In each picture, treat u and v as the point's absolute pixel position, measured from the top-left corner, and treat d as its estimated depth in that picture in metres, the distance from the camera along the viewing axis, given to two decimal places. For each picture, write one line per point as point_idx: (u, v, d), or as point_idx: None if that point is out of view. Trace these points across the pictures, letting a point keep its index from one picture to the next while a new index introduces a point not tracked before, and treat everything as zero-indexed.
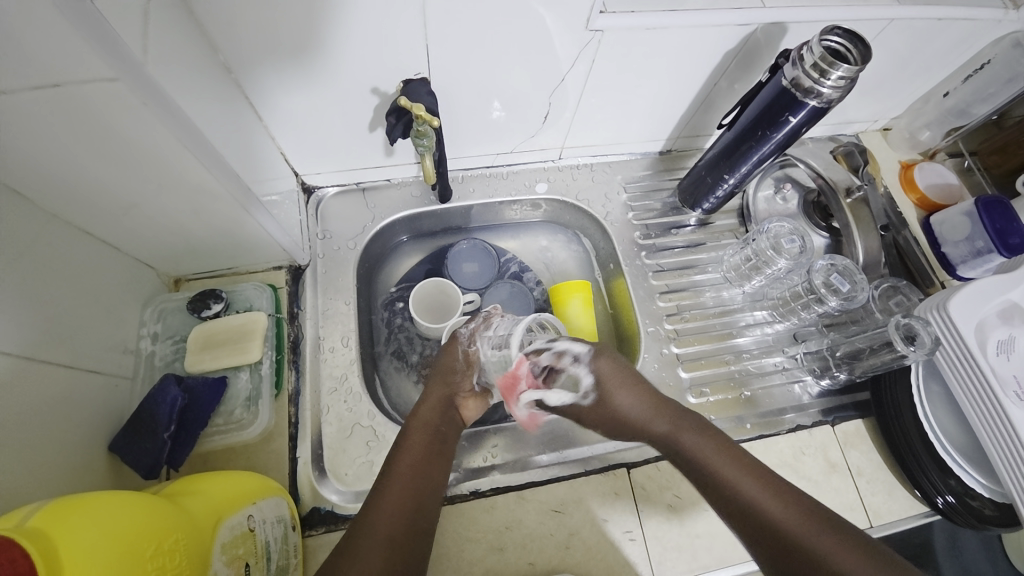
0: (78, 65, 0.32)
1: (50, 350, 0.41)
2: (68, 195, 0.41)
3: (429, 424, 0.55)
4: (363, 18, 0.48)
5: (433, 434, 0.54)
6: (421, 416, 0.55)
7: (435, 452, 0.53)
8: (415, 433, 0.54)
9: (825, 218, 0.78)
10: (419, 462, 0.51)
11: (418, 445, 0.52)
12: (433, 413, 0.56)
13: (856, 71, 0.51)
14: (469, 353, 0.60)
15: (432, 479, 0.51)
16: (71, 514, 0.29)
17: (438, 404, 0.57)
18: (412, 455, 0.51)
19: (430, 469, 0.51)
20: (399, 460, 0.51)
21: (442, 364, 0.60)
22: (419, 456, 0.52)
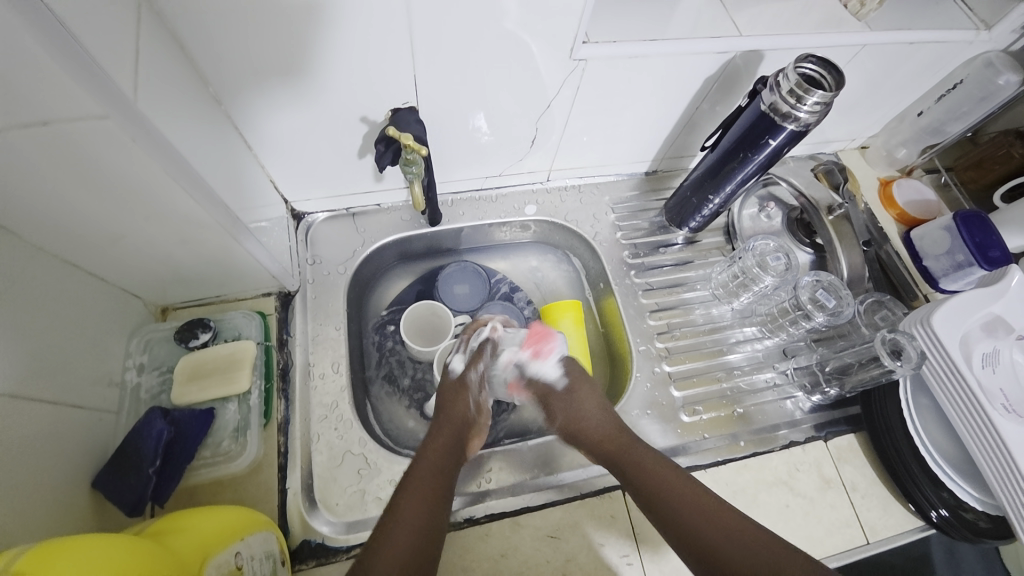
0: (67, 103, 0.32)
1: (34, 386, 0.40)
2: (55, 228, 0.41)
3: (439, 458, 0.54)
4: (352, 49, 0.49)
5: (443, 475, 0.53)
6: (430, 457, 0.54)
7: (442, 493, 0.51)
8: (423, 472, 0.52)
9: (808, 235, 0.80)
10: (426, 503, 0.49)
11: (427, 485, 0.51)
12: (443, 454, 0.55)
13: (831, 96, 0.53)
14: (479, 402, 0.61)
15: (439, 512, 0.50)
16: (50, 560, 0.28)
17: (446, 445, 0.56)
18: (420, 495, 0.50)
19: (436, 510, 0.49)
20: (408, 493, 0.50)
21: (454, 404, 0.60)
22: (427, 496, 0.50)
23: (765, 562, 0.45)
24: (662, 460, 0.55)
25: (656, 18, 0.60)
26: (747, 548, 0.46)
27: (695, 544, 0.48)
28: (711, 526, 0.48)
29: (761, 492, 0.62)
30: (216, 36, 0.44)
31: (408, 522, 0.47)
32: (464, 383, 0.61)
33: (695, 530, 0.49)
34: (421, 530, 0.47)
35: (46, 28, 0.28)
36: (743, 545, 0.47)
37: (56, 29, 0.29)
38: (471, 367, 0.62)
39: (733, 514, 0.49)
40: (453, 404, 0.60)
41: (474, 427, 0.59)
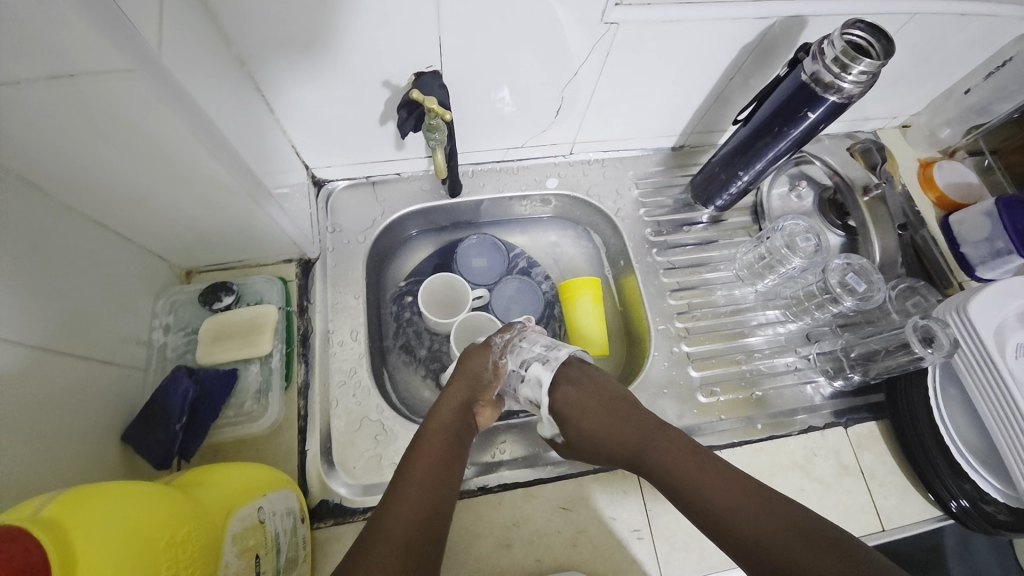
0: (95, 56, 0.32)
1: (65, 340, 0.41)
2: (81, 186, 0.41)
3: (447, 426, 0.54)
4: (374, 8, 0.47)
5: (452, 437, 0.53)
6: (439, 418, 0.54)
7: (452, 453, 0.52)
8: (431, 434, 0.53)
9: (841, 216, 0.76)
10: (436, 463, 0.50)
11: (435, 447, 0.52)
12: (455, 415, 0.55)
13: (879, 66, 0.50)
14: (498, 364, 0.59)
15: (445, 480, 0.49)
16: (87, 505, 0.29)
17: (456, 406, 0.56)
18: (430, 457, 0.50)
19: (448, 469, 0.50)
20: (416, 460, 0.50)
21: (468, 367, 0.58)
22: (436, 456, 0.51)
23: (810, 553, 0.42)
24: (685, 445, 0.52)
25: None
26: (776, 531, 0.44)
27: (721, 531, 0.47)
28: (735, 505, 0.47)
29: (776, 475, 0.62)
30: None
31: (417, 482, 0.48)
32: (486, 346, 0.59)
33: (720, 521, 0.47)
34: (431, 486, 0.48)
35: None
36: (770, 533, 0.44)
37: None
38: (499, 333, 0.60)
39: (774, 501, 0.47)
40: (467, 365, 0.58)
41: (486, 390, 0.58)
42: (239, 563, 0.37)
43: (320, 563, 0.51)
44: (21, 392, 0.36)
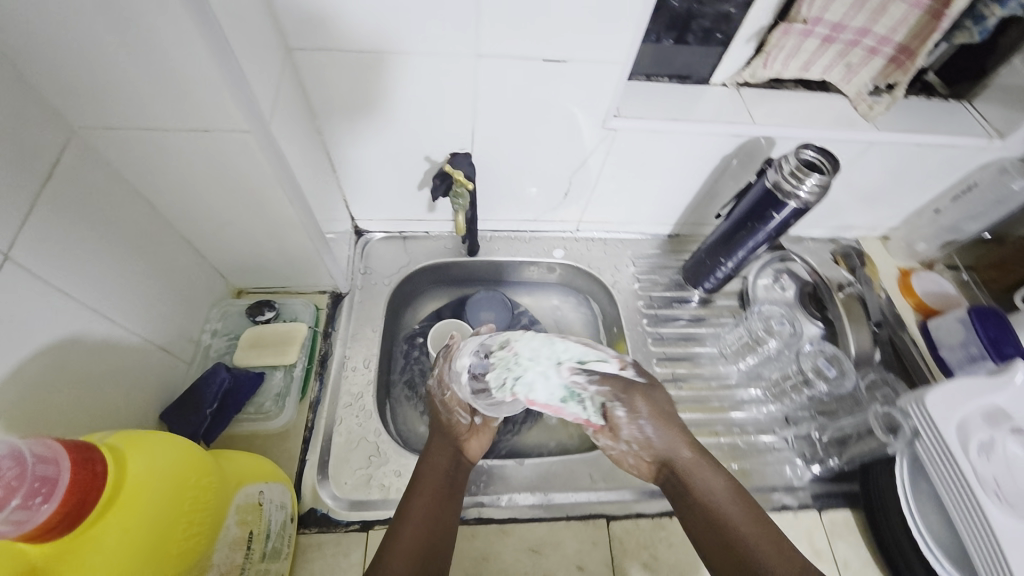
0: (227, 122, 0.44)
1: (141, 326, 0.51)
2: (181, 208, 0.53)
3: (438, 467, 0.57)
4: (426, 104, 0.61)
5: (443, 479, 0.56)
6: (430, 464, 0.57)
7: (447, 492, 0.56)
8: (426, 476, 0.56)
9: (820, 309, 0.82)
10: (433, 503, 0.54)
11: (432, 487, 0.55)
12: (438, 450, 0.59)
13: (828, 181, 0.61)
14: (445, 402, 0.61)
15: (443, 518, 0.53)
16: (140, 442, 0.36)
17: (443, 447, 0.59)
18: (425, 495, 0.54)
19: (445, 508, 0.54)
20: (416, 502, 0.54)
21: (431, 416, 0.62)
22: (431, 498, 0.54)
23: None
24: (722, 478, 0.54)
25: (683, 101, 0.70)
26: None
27: None
28: (763, 540, 0.50)
29: None
30: (328, 86, 0.57)
31: (415, 528, 0.51)
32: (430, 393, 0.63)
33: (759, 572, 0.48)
34: (430, 524, 0.52)
35: (232, 77, 0.41)
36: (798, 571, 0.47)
37: (237, 74, 0.41)
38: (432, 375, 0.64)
39: (788, 546, 0.50)
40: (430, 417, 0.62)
41: (461, 432, 0.61)
42: (236, 531, 0.42)
43: (300, 566, 0.55)
44: (97, 356, 0.45)
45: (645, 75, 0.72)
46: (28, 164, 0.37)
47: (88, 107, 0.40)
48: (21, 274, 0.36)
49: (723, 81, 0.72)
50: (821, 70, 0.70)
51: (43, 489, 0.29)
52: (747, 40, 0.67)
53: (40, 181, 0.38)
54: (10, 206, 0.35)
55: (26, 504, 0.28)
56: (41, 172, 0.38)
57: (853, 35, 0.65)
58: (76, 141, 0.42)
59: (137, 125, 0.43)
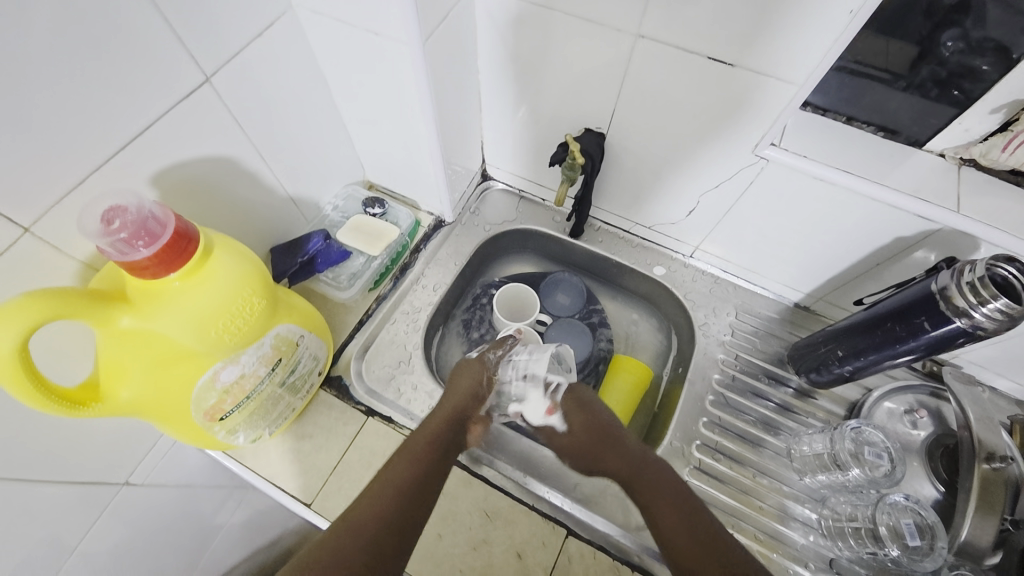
0: (395, 30, 0.50)
1: (285, 175, 0.63)
2: (347, 95, 0.63)
3: (435, 433, 0.57)
4: (578, 74, 0.61)
5: (436, 446, 0.55)
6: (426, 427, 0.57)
7: (438, 457, 0.55)
8: (418, 438, 0.56)
9: (951, 472, 0.64)
10: (416, 464, 0.53)
11: (422, 448, 0.55)
12: (441, 419, 0.58)
13: (1022, 311, 0.45)
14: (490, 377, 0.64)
15: (430, 479, 0.52)
16: (227, 246, 0.45)
17: (448, 417, 0.59)
18: (415, 453, 0.54)
19: (428, 474, 0.52)
20: (403, 454, 0.54)
21: (462, 382, 0.63)
22: (417, 458, 0.53)
23: None
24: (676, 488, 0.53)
25: (871, 157, 0.58)
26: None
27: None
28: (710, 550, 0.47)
29: None
30: (499, 32, 0.61)
31: (395, 479, 0.51)
32: (479, 359, 0.66)
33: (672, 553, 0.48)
34: (406, 482, 0.51)
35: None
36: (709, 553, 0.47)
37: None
38: (491, 349, 0.67)
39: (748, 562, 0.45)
40: (459, 384, 0.63)
41: (476, 408, 0.61)
42: (269, 351, 0.52)
43: (310, 412, 0.65)
44: (240, 180, 0.56)
45: (846, 117, 0.61)
46: (248, 17, 0.48)
47: None
48: (213, 95, 0.48)
49: (942, 150, 0.58)
50: None
51: (144, 237, 0.38)
52: (993, 110, 0.53)
53: (252, 35, 0.49)
54: (223, 43, 0.47)
55: (130, 241, 0.37)
56: (256, 28, 0.50)
57: None
58: (291, 15, 0.53)
59: (334, 15, 0.52)
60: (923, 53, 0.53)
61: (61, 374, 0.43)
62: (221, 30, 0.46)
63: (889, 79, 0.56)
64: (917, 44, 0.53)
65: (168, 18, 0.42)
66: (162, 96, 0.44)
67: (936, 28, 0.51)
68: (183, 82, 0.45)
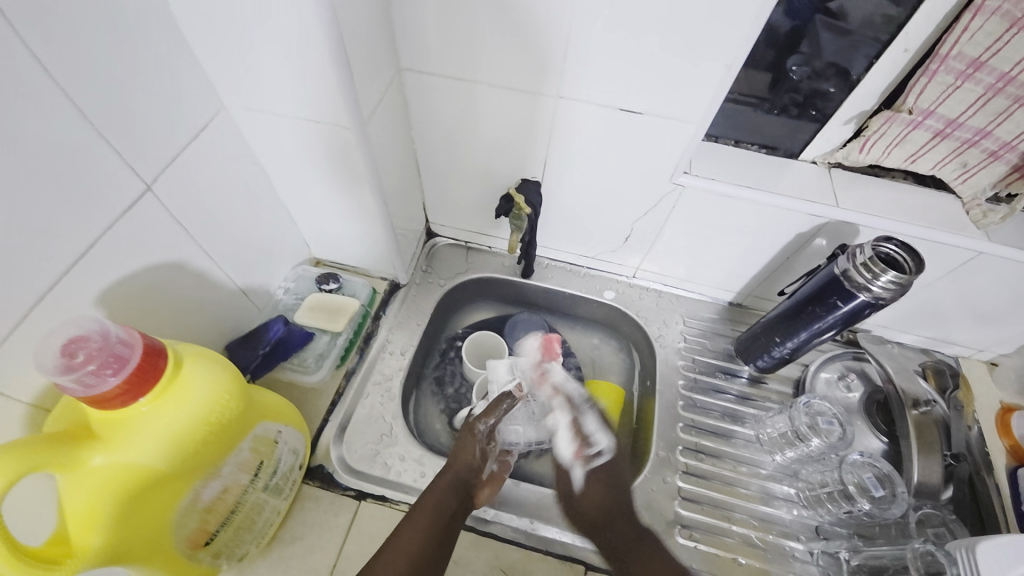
0: (335, 116, 0.52)
1: (232, 268, 0.62)
2: (287, 180, 0.64)
3: (441, 503, 0.57)
4: (508, 133, 0.67)
5: (441, 515, 0.56)
6: (438, 496, 0.57)
7: (442, 534, 0.55)
8: (426, 511, 0.56)
9: (888, 423, 0.74)
10: (427, 537, 0.54)
11: (428, 523, 0.55)
12: (445, 488, 0.58)
13: (907, 280, 0.56)
14: (486, 449, 0.63)
15: (436, 554, 0.54)
16: (197, 356, 0.43)
17: (450, 485, 0.59)
18: (421, 530, 0.54)
19: (438, 546, 0.54)
20: (406, 530, 0.54)
21: (461, 452, 0.62)
22: (428, 530, 0.55)
23: None
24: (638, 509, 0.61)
25: (764, 171, 0.68)
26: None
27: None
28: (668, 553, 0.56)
29: None
30: (430, 106, 0.66)
31: (407, 548, 0.53)
32: (471, 431, 0.64)
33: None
34: (419, 556, 0.53)
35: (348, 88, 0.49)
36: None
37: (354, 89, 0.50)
38: (482, 418, 0.65)
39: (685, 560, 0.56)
40: (459, 454, 0.62)
41: (479, 476, 0.61)
42: (248, 457, 0.49)
43: (296, 511, 0.60)
44: (188, 281, 0.54)
45: (733, 140, 0.71)
46: (183, 123, 0.48)
47: (239, 90, 0.52)
48: (156, 203, 0.47)
49: (814, 158, 0.70)
50: (931, 165, 0.65)
51: (113, 364, 0.36)
52: (845, 121, 0.65)
53: (188, 138, 0.49)
54: (162, 152, 0.47)
55: (98, 372, 0.35)
56: (191, 132, 0.50)
57: (970, 134, 0.60)
58: (224, 114, 0.54)
59: (270, 109, 0.53)
60: (775, 80, 0.64)
61: (26, 533, 0.39)
62: (157, 140, 0.46)
63: (756, 102, 0.67)
64: (768, 71, 0.64)
65: (106, 137, 0.41)
66: (103, 212, 0.42)
67: (780, 56, 0.62)
68: (125, 195, 0.44)
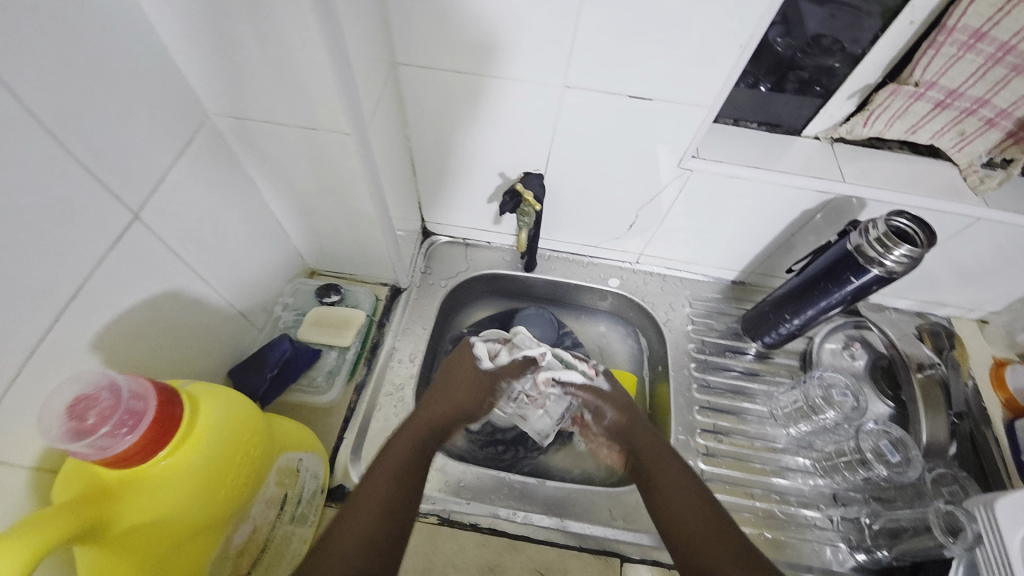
0: (333, 121, 0.48)
1: (227, 290, 0.57)
2: (279, 191, 0.59)
3: (416, 444, 0.56)
4: (508, 125, 0.64)
5: (418, 457, 0.54)
6: (403, 444, 0.55)
7: (417, 474, 0.53)
8: (400, 453, 0.54)
9: (893, 388, 0.76)
10: (400, 483, 0.51)
11: (402, 463, 0.53)
12: (427, 431, 0.57)
13: (919, 253, 0.56)
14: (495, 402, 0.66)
15: (412, 492, 0.51)
16: (214, 395, 0.41)
17: (432, 425, 0.58)
18: (395, 471, 0.52)
19: (412, 488, 0.51)
20: (377, 472, 0.51)
21: (452, 396, 0.62)
22: (397, 478, 0.51)
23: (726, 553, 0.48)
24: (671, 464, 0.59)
25: (768, 150, 0.68)
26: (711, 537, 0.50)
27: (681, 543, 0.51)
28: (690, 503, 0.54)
29: None
30: (426, 104, 0.62)
31: (378, 492, 0.49)
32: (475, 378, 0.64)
33: (676, 543, 0.51)
34: (391, 500, 0.49)
35: (348, 90, 0.45)
36: (717, 535, 0.50)
37: (353, 93, 0.46)
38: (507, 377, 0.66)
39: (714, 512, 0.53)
40: (450, 396, 0.62)
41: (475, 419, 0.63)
42: (273, 491, 0.47)
43: None
44: (184, 309, 0.50)
45: (732, 119, 0.70)
46: (165, 139, 0.44)
47: (224, 98, 0.47)
48: (145, 231, 0.43)
49: (816, 134, 0.70)
50: (930, 134, 0.66)
51: (129, 422, 0.34)
52: (848, 96, 0.65)
53: (172, 157, 0.45)
54: (146, 175, 0.42)
55: (114, 433, 0.33)
56: (174, 149, 0.45)
57: (970, 103, 0.60)
58: (209, 125, 0.49)
59: (259, 117, 0.49)
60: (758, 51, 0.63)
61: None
62: (139, 163, 0.41)
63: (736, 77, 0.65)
64: None
65: (87, 165, 0.37)
66: (92, 249, 0.38)
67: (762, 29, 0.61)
68: (112, 227, 0.40)
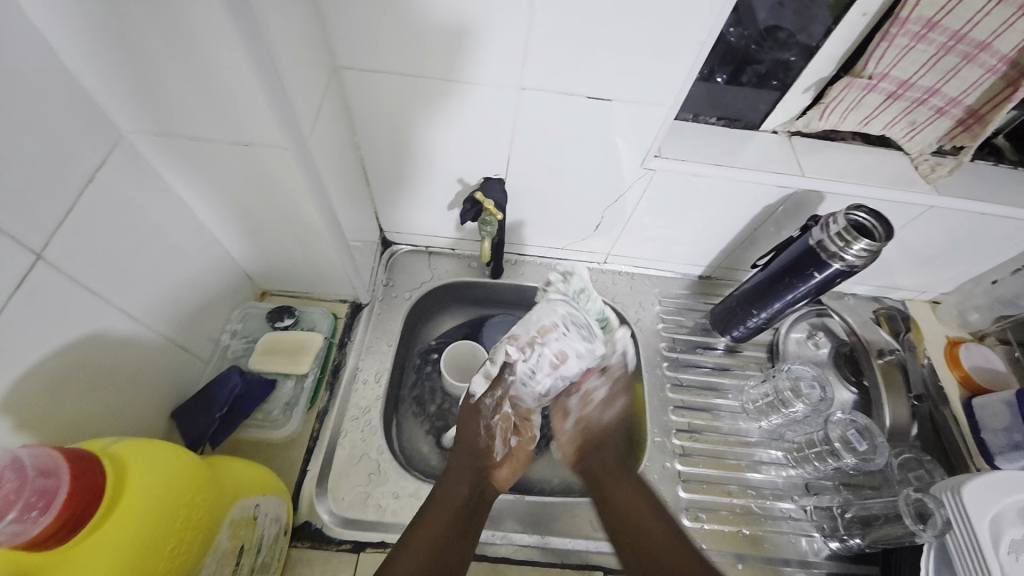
0: (267, 135, 0.44)
1: (161, 324, 0.52)
2: (215, 211, 0.54)
3: (453, 497, 0.56)
4: (464, 129, 0.60)
5: (453, 511, 0.55)
6: (449, 491, 0.56)
7: (457, 528, 0.54)
8: (435, 509, 0.55)
9: (856, 373, 0.78)
10: (444, 534, 0.53)
11: (435, 521, 0.54)
12: (456, 479, 0.58)
13: (878, 247, 0.57)
14: (491, 428, 0.61)
15: (451, 544, 0.53)
16: (142, 452, 0.37)
17: (462, 472, 0.58)
18: (428, 528, 0.53)
19: (452, 538, 0.53)
20: (416, 530, 0.53)
21: (467, 436, 0.61)
22: (441, 528, 0.53)
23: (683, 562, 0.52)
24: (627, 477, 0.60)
25: (728, 146, 0.67)
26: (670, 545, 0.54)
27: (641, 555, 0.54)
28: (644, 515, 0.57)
29: None
30: (375, 111, 0.59)
31: (416, 552, 0.51)
32: (478, 408, 0.62)
33: (641, 562, 0.53)
34: (432, 554, 0.51)
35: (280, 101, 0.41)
36: (671, 544, 0.54)
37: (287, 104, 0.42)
38: (488, 394, 0.62)
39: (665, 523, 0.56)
40: (465, 438, 0.61)
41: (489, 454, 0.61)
42: (227, 544, 0.43)
43: None
44: (107, 352, 0.45)
45: (692, 114, 0.69)
46: (70, 165, 0.39)
47: (138, 115, 0.42)
48: (53, 270, 0.38)
49: (775, 128, 0.70)
50: (883, 125, 0.67)
51: (39, 503, 0.30)
52: (804, 90, 0.65)
53: (80, 185, 0.40)
54: (48, 209, 0.37)
55: (23, 518, 0.30)
56: (82, 176, 0.40)
57: (921, 93, 0.62)
58: (123, 144, 0.44)
59: (181, 133, 0.44)
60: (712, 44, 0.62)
61: None
62: (38, 195, 0.36)
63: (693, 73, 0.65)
64: None
65: None
66: None
67: None
68: (10, 270, 0.35)
